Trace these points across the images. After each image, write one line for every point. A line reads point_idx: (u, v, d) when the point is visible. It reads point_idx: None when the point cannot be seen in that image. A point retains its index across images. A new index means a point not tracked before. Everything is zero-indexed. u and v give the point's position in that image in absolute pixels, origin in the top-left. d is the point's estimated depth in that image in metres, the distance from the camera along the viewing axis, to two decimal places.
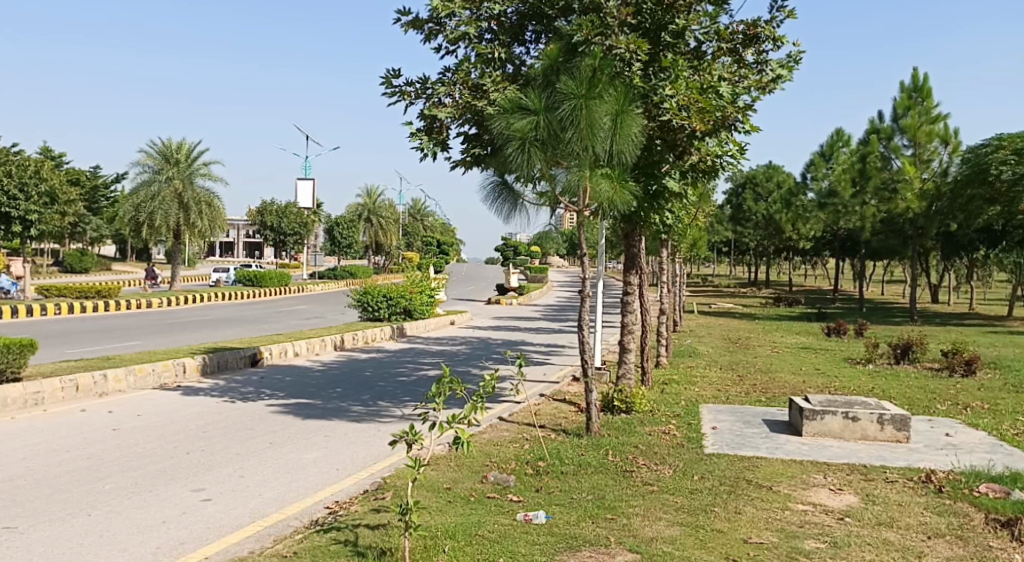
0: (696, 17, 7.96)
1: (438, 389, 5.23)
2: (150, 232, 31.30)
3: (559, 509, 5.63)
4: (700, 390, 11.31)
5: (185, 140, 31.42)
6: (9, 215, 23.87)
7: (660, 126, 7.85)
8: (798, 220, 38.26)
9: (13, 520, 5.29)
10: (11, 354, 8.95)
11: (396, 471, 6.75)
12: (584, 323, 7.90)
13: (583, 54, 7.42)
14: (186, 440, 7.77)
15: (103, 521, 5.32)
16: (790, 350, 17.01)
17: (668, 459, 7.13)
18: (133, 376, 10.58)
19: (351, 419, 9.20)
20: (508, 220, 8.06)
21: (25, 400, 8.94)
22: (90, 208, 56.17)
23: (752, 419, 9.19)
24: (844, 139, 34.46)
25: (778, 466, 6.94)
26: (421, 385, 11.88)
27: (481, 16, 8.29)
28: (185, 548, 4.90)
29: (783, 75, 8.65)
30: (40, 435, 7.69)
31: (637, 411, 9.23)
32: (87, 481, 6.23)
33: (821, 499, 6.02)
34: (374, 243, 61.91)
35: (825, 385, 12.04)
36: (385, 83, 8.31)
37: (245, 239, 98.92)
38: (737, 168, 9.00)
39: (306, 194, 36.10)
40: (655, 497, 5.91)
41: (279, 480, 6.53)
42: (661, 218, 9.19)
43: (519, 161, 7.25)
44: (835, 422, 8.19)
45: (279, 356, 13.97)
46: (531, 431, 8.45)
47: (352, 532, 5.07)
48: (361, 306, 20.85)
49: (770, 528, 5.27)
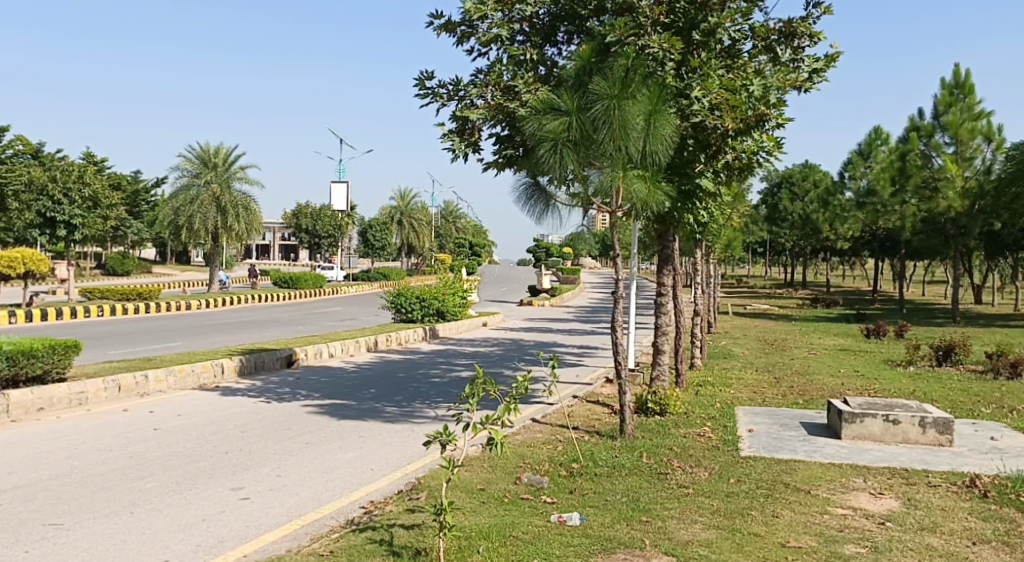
0: (730, 16, 7.90)
1: (471, 390, 5.23)
2: (189, 235, 31.76)
3: (593, 511, 5.60)
4: (736, 392, 11.19)
5: (222, 145, 31.94)
6: (54, 219, 24.35)
7: (693, 126, 7.76)
8: (835, 220, 37.64)
9: (58, 517, 5.39)
10: (55, 355, 9.11)
11: (431, 472, 6.76)
12: (617, 324, 7.80)
13: (616, 55, 7.40)
14: (225, 440, 7.87)
15: (144, 520, 5.39)
16: (829, 352, 16.79)
17: (703, 461, 7.07)
18: (174, 376, 10.74)
19: (385, 420, 9.28)
20: (541, 221, 8.06)
21: (69, 400, 9.12)
22: (132, 212, 57.28)
23: (789, 422, 9.07)
24: (883, 137, 33.83)
25: (816, 470, 6.85)
26: (455, 386, 11.95)
27: (514, 17, 8.31)
28: (224, 546, 4.95)
29: (819, 72, 8.55)
30: (84, 434, 7.83)
31: (672, 413, 9.16)
32: (129, 479, 6.34)
33: (861, 503, 5.93)
34: (406, 245, 62.22)
35: (864, 387, 11.87)
36: (418, 85, 8.36)
37: (281, 241, 100.31)
38: (774, 166, 8.88)
39: (340, 197, 36.45)
40: (690, 501, 5.86)
41: (315, 480, 6.58)
42: (695, 218, 9.07)
43: (552, 162, 7.22)
44: (876, 425, 8.04)
45: (314, 357, 14.13)
46: (564, 433, 8.43)
47: (388, 531, 5.10)
48: (395, 307, 21.04)
49: (808, 533, 5.20)
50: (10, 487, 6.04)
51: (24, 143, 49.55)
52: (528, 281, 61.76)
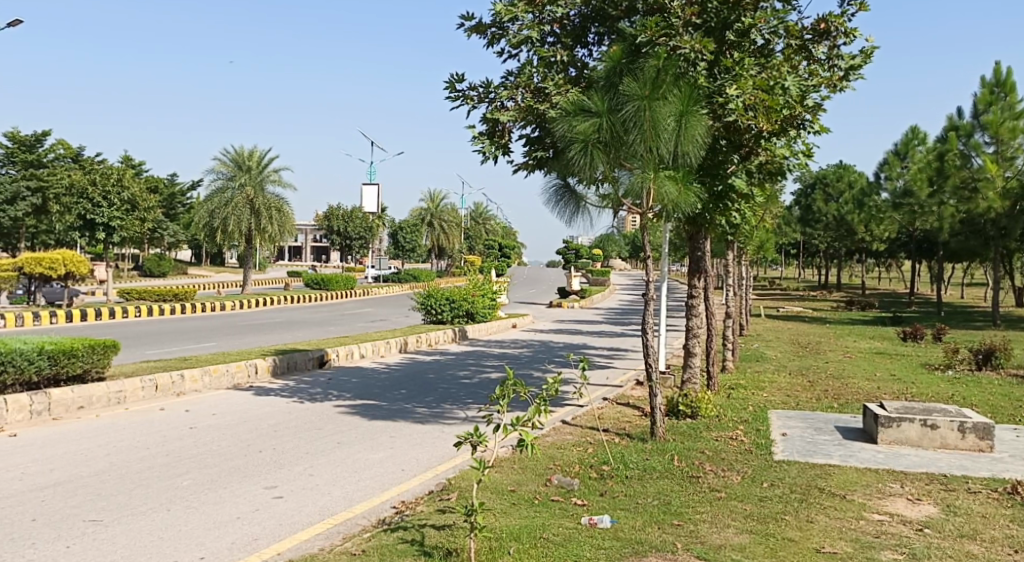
0: (763, 16, 7.85)
1: (502, 391, 5.23)
2: (223, 237, 32.14)
3: (624, 514, 5.58)
4: (769, 395, 11.07)
5: (256, 148, 32.33)
6: (94, 222, 24.87)
7: (725, 125, 7.71)
8: (870, 221, 37.03)
9: (97, 513, 5.49)
10: (95, 354, 9.27)
11: (461, 473, 6.76)
12: (648, 327, 7.73)
13: (646, 56, 7.36)
14: (258, 439, 7.96)
15: (181, 517, 5.46)
16: (864, 355, 16.55)
17: (736, 464, 7.01)
18: (209, 376, 10.88)
19: (416, 420, 9.31)
20: (572, 223, 8.05)
21: (108, 399, 9.25)
22: (168, 214, 58.26)
23: (823, 426, 8.96)
24: (920, 137, 33.31)
25: (851, 475, 6.75)
26: (486, 387, 11.95)
27: (544, 19, 8.30)
28: (259, 544, 4.99)
29: (855, 70, 8.42)
30: (122, 433, 7.95)
31: (703, 416, 9.09)
32: (166, 477, 6.42)
33: (897, 509, 5.84)
34: (437, 246, 63.35)
35: (901, 391, 11.70)
36: (448, 88, 8.39)
37: (312, 243, 101.20)
38: (808, 166, 8.78)
39: (371, 199, 36.67)
40: (723, 504, 5.81)
41: (347, 480, 6.62)
42: (727, 220, 8.94)
43: (582, 163, 7.20)
44: (913, 430, 7.93)
45: (345, 358, 14.21)
46: (594, 435, 8.39)
47: (419, 532, 5.11)
48: (425, 308, 21.20)
49: (843, 538, 5.13)
50: (52, 484, 6.15)
51: (65, 147, 50.58)
52: (553, 281, 65.44)
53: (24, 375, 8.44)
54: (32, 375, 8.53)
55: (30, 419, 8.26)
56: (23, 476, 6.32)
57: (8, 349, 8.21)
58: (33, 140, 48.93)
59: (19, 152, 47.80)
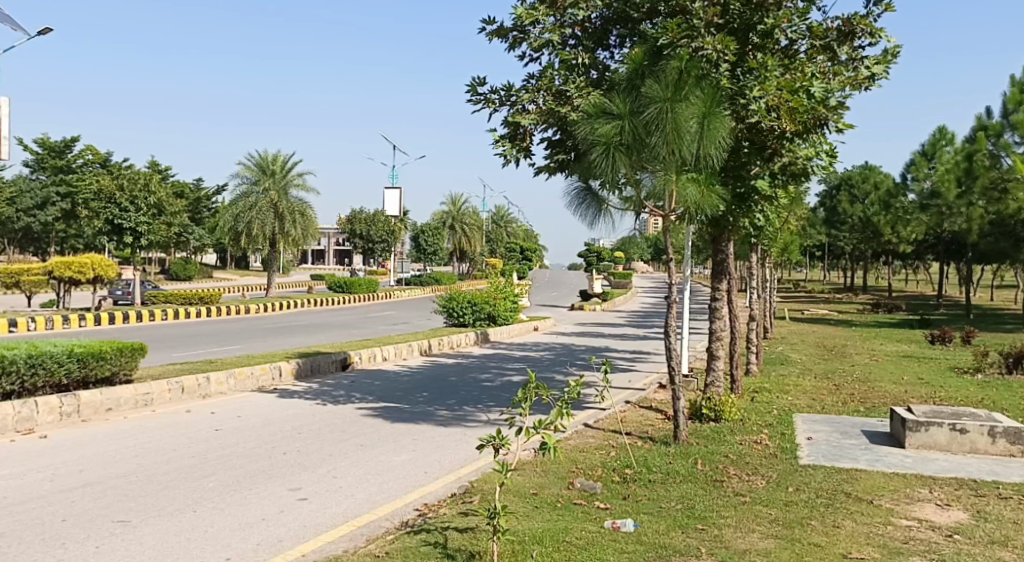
0: (787, 16, 7.77)
1: (524, 394, 5.21)
2: (248, 240, 32.41)
3: (647, 518, 5.54)
4: (794, 399, 10.98)
5: (280, 152, 32.55)
6: (122, 226, 25.18)
7: (748, 127, 7.66)
8: (897, 222, 36.21)
9: (126, 514, 5.54)
10: (123, 357, 9.40)
11: (483, 476, 6.74)
12: (671, 330, 7.69)
13: (668, 58, 7.34)
14: (283, 441, 8.01)
15: (207, 518, 5.50)
16: (891, 359, 16.34)
17: (760, 469, 6.95)
18: (234, 378, 10.97)
19: (439, 423, 9.31)
20: (594, 225, 8.01)
21: (136, 401, 9.35)
22: (194, 218, 58.89)
23: (850, 430, 8.86)
24: (948, 137, 32.77)
25: (879, 480, 6.67)
26: (507, 390, 11.94)
27: (565, 22, 8.29)
28: (283, 546, 5.01)
29: (879, 70, 8.34)
30: (150, 435, 8.04)
31: (727, 419, 9.03)
32: (193, 479, 6.48)
33: (926, 514, 5.76)
34: (458, 250, 63.50)
35: (929, 395, 11.54)
36: (470, 91, 8.41)
37: (335, 246, 101.85)
38: (832, 168, 8.70)
39: (393, 202, 36.83)
40: (748, 509, 5.75)
41: (371, 482, 6.65)
42: (750, 222, 8.87)
43: (604, 166, 7.18)
44: (942, 434, 7.82)
45: (368, 361, 14.26)
46: (616, 438, 8.37)
47: (441, 534, 5.11)
48: (447, 311, 21.33)
49: (871, 544, 5.07)
50: (81, 484, 6.23)
51: (93, 153, 51.20)
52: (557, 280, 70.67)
53: (54, 377, 8.55)
54: (62, 378, 8.64)
55: (61, 420, 8.36)
56: (53, 477, 6.41)
57: (38, 351, 8.33)
58: (63, 146, 49.66)
59: (48, 159, 48.56)
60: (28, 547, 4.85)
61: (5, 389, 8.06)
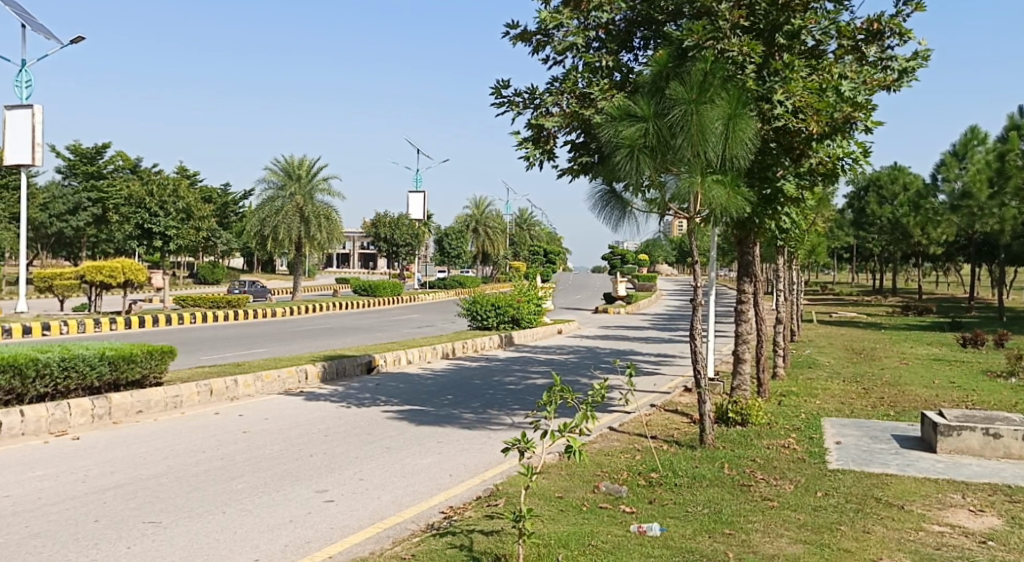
0: (815, 17, 7.72)
1: (549, 397, 5.20)
2: (274, 245, 32.68)
3: (674, 522, 5.51)
4: (822, 403, 10.86)
5: (306, 157, 32.76)
6: (151, 230, 25.51)
7: (775, 128, 7.59)
8: (927, 223, 35.46)
9: (157, 514, 5.61)
10: (153, 360, 9.51)
11: (508, 478, 6.74)
12: (696, 333, 7.62)
13: (694, 59, 7.36)
14: (309, 444, 8.06)
15: (235, 520, 5.55)
16: (922, 362, 16.11)
17: (789, 473, 6.89)
18: (261, 381, 11.06)
19: (463, 426, 9.32)
20: (618, 227, 7.99)
21: (166, 403, 9.45)
22: (221, 223, 59.54)
23: (880, 434, 8.75)
24: (980, 137, 32.21)
25: (909, 485, 6.58)
26: (532, 393, 11.93)
27: (590, 25, 8.26)
28: (310, 547, 5.05)
29: (909, 72, 8.27)
30: (179, 437, 8.13)
31: (754, 423, 8.94)
32: (222, 480, 6.54)
33: (959, 520, 5.67)
34: (482, 252, 63.71)
35: (962, 399, 11.35)
36: (494, 94, 8.44)
37: (360, 249, 102.45)
38: (861, 170, 8.61)
39: (417, 206, 37.00)
40: (776, 514, 5.70)
41: (397, 484, 6.66)
42: (777, 224, 8.78)
43: (629, 169, 7.15)
44: (974, 439, 7.70)
45: (393, 364, 14.32)
46: (641, 442, 8.32)
47: (467, 537, 5.11)
48: (471, 315, 21.33)
49: (902, 550, 5.00)
50: (113, 485, 6.31)
51: (123, 158, 51.85)
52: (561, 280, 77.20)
53: (86, 380, 8.67)
54: (93, 381, 8.76)
55: (93, 422, 8.47)
56: (87, 478, 6.48)
57: (71, 354, 8.45)
58: (94, 152, 50.32)
59: (80, 165, 49.29)
60: (63, 548, 4.91)
61: (40, 391, 8.19)
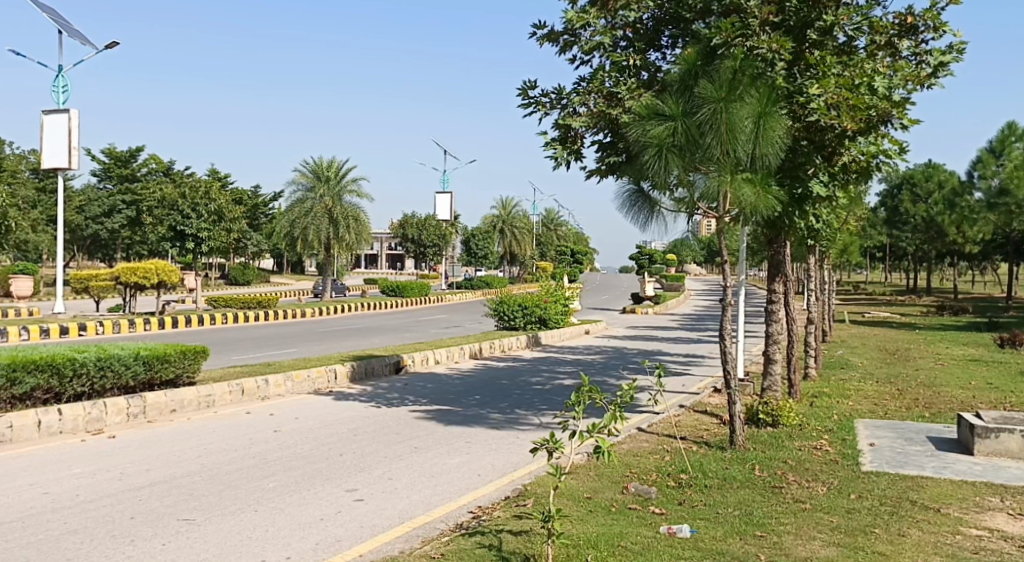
0: (846, 12, 7.62)
1: (577, 397, 5.14)
2: (304, 246, 32.99)
3: (704, 524, 5.46)
4: (854, 404, 10.72)
5: (335, 158, 32.94)
6: (184, 232, 25.82)
7: (807, 126, 7.51)
8: (963, 222, 34.78)
9: (191, 513, 5.65)
10: (186, 360, 9.62)
11: (536, 479, 6.72)
12: (726, 333, 7.53)
13: (722, 57, 7.29)
14: (339, 443, 8.10)
15: (267, 517, 5.59)
16: (958, 363, 15.80)
17: (820, 475, 6.81)
18: (292, 380, 11.16)
19: (491, 426, 9.32)
20: (646, 227, 7.94)
21: (198, 402, 9.55)
22: (251, 224, 60.14)
23: (915, 435, 8.62)
24: (1017, 133, 31.53)
25: (946, 487, 6.47)
26: (559, 394, 11.89)
27: (617, 24, 8.24)
28: (341, 546, 5.06)
29: (944, 66, 8.13)
30: (213, 435, 8.22)
31: (785, 424, 8.83)
32: (253, 479, 6.59)
33: (998, 524, 5.56)
34: (509, 253, 63.70)
35: (999, 401, 11.12)
36: (521, 94, 8.43)
37: (387, 251, 102.94)
38: (894, 167, 8.47)
39: (445, 206, 37.11)
40: (807, 516, 5.63)
41: (426, 484, 6.67)
42: (808, 223, 8.66)
43: (657, 168, 7.12)
44: (1013, 441, 7.55)
45: (421, 364, 14.36)
46: (671, 443, 8.26)
47: (496, 537, 5.10)
48: (499, 314, 21.35)
49: (938, 553, 4.92)
50: (149, 483, 6.39)
51: (156, 161, 52.55)
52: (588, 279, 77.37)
53: (121, 379, 8.80)
54: (128, 380, 8.88)
55: (128, 421, 8.57)
56: (122, 476, 6.57)
57: (106, 354, 8.57)
58: (129, 156, 51.07)
59: (115, 168, 50.04)
60: (100, 544, 4.98)
61: (76, 391, 8.33)
